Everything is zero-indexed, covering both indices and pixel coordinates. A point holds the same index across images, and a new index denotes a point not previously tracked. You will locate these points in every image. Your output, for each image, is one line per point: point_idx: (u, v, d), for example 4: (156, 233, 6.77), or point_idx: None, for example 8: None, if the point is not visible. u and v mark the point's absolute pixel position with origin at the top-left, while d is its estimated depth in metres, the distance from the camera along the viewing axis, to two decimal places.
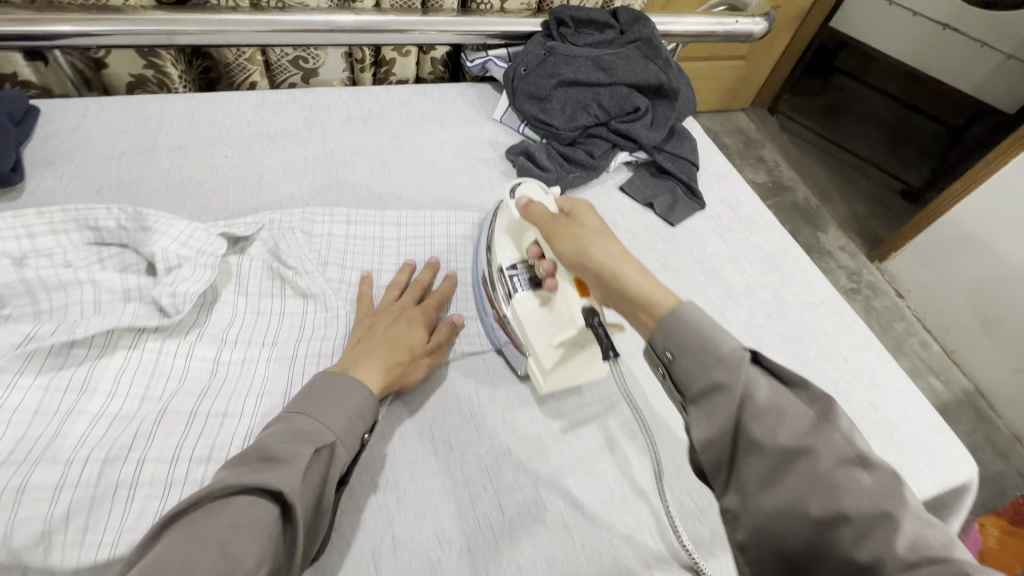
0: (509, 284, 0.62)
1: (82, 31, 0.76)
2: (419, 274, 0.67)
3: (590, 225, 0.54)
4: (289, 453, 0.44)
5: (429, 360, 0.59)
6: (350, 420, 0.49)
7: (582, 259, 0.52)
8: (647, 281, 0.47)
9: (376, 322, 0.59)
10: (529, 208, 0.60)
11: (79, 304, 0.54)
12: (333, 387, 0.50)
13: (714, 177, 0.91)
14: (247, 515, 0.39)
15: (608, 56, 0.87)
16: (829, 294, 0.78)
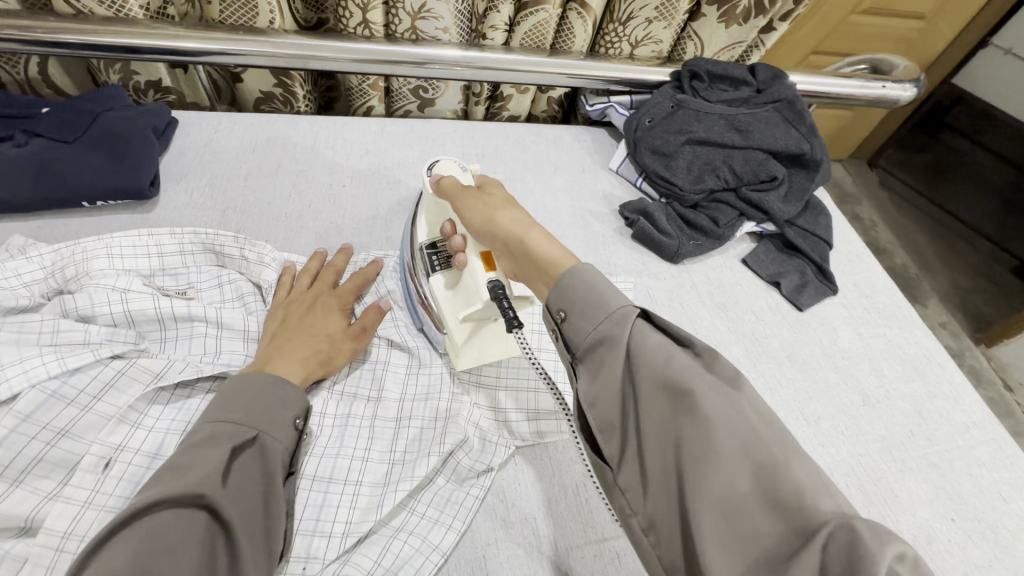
0: (426, 264, 0.58)
1: (227, 50, 0.78)
2: (333, 259, 0.65)
3: (498, 192, 0.56)
4: (199, 458, 0.40)
5: (353, 344, 0.57)
6: (276, 410, 0.46)
7: (497, 228, 0.52)
8: (546, 243, 0.49)
9: (289, 314, 0.57)
10: (443, 187, 0.58)
11: (202, 341, 0.54)
12: (246, 387, 0.46)
13: (847, 258, 0.83)
14: (175, 532, 0.36)
15: (744, 117, 0.81)
16: (982, 415, 0.68)
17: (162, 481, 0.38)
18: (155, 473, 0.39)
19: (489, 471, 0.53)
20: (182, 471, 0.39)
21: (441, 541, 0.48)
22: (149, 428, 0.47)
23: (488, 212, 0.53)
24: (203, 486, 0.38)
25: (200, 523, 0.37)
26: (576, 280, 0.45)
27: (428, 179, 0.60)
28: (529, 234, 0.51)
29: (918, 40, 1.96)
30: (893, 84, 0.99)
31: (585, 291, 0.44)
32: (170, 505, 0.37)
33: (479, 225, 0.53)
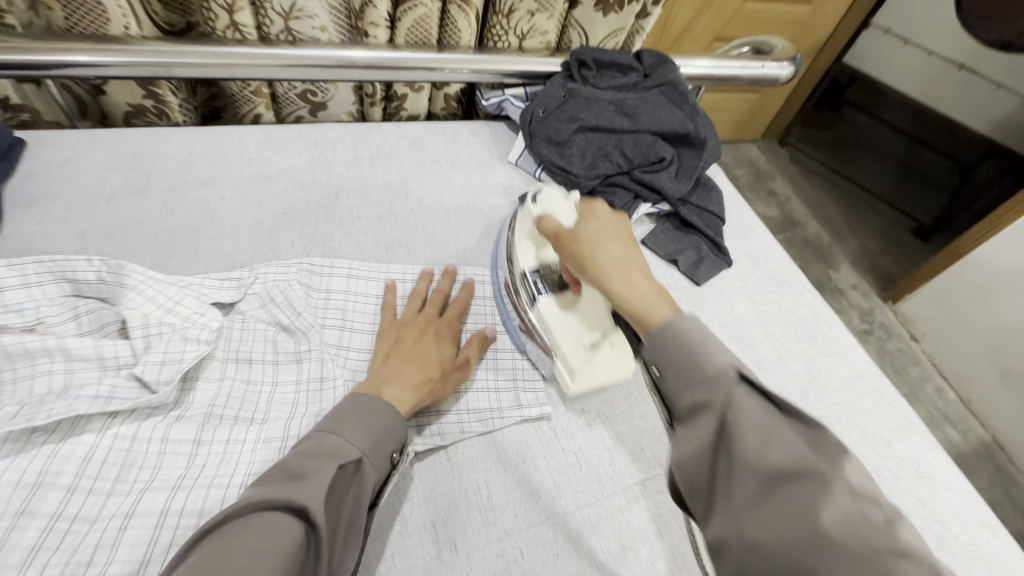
0: (532, 289, 0.61)
1: (77, 61, 0.71)
2: (437, 282, 0.66)
3: (597, 209, 0.56)
4: (313, 468, 0.42)
5: (458, 375, 0.57)
6: (377, 439, 0.47)
7: (602, 280, 0.50)
8: (644, 306, 0.46)
9: (402, 334, 0.59)
10: (542, 222, 0.58)
11: (47, 378, 0.49)
12: (358, 409, 0.48)
13: (740, 230, 0.86)
14: (268, 533, 0.36)
15: (632, 102, 0.82)
16: (866, 366, 0.72)
17: (274, 485, 0.40)
18: (276, 473, 0.41)
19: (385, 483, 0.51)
20: (297, 475, 0.41)
21: None
22: None
23: (584, 249, 0.52)
24: (311, 498, 0.39)
25: (294, 532, 0.37)
26: (672, 333, 0.42)
27: (531, 206, 0.63)
28: (618, 274, 0.49)
29: (807, 24, 2.09)
30: (772, 63, 1.05)
31: (688, 348, 0.41)
32: (272, 510, 0.37)
33: (585, 266, 0.52)
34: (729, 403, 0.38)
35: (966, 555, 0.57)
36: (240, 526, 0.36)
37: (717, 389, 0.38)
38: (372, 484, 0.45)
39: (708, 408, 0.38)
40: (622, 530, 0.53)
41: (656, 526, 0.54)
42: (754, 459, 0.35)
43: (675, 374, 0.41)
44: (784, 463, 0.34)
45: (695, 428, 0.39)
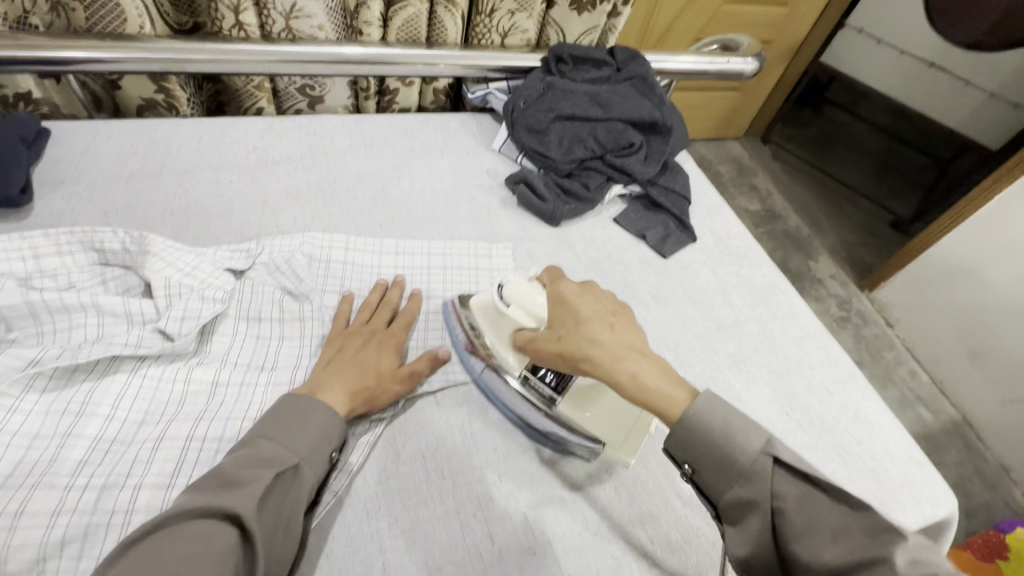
0: (536, 395, 0.60)
1: (96, 56, 0.78)
2: (390, 292, 0.68)
3: (580, 300, 0.55)
4: (251, 476, 0.45)
5: (398, 385, 0.59)
6: (315, 441, 0.50)
7: (592, 353, 0.51)
8: (654, 395, 0.49)
9: (346, 343, 0.61)
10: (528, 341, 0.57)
11: (83, 329, 0.55)
12: (303, 412, 0.52)
13: (706, 210, 0.94)
14: (205, 543, 0.39)
15: (604, 93, 0.90)
16: (815, 328, 0.80)
17: (209, 491, 0.43)
18: (210, 479, 0.44)
19: (382, 420, 0.59)
20: (231, 483, 0.44)
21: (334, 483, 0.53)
22: (27, 412, 0.48)
23: (589, 366, 0.50)
24: (242, 504, 0.42)
25: (228, 537, 0.41)
26: (652, 376, 0.50)
27: (502, 304, 0.60)
28: (608, 332, 0.52)
29: (784, 24, 2.18)
30: (738, 59, 1.13)
31: (660, 374, 0.50)
32: (208, 516, 0.41)
33: (573, 341, 0.52)
34: (696, 430, 0.48)
35: (897, 487, 0.65)
36: (170, 534, 0.40)
37: (688, 422, 0.48)
38: (309, 487, 0.49)
39: (682, 440, 0.49)
40: (590, 462, 0.60)
41: (621, 459, 0.61)
42: (722, 468, 0.48)
43: (709, 469, 0.48)
44: (769, 492, 0.45)
45: (746, 523, 0.47)
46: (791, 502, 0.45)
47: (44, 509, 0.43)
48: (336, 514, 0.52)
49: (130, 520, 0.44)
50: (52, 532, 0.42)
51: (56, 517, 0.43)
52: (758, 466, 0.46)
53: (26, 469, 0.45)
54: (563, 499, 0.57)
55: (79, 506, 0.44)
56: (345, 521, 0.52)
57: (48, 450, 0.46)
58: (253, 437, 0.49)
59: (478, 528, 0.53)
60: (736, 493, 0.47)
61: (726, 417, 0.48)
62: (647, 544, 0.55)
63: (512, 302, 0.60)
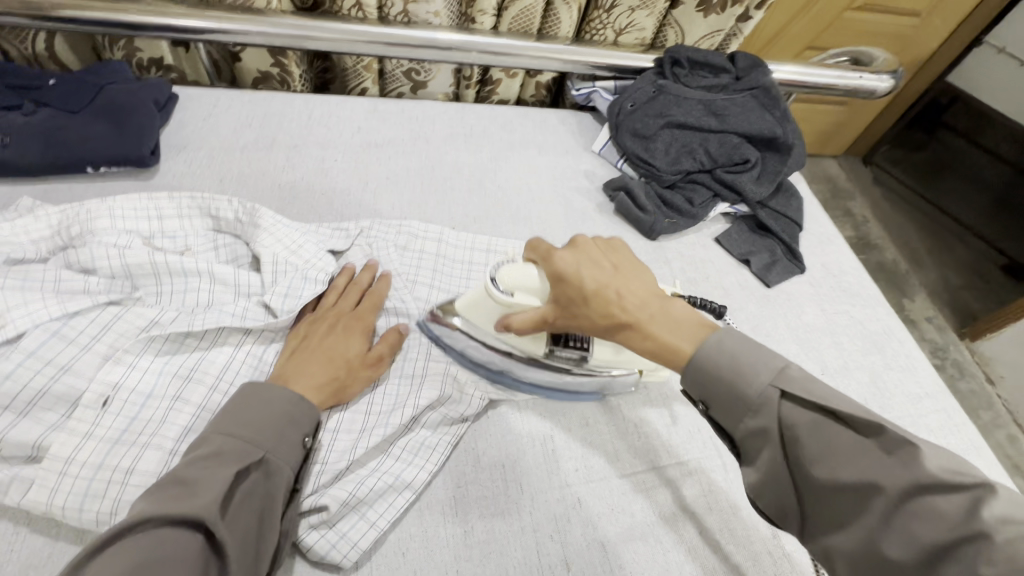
0: (567, 362, 0.58)
1: (226, 28, 0.81)
2: (357, 275, 0.64)
3: (580, 270, 0.50)
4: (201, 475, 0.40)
5: (368, 372, 0.56)
6: (279, 430, 0.46)
7: (609, 306, 0.48)
8: (673, 325, 0.47)
9: (310, 331, 0.57)
10: (510, 326, 0.54)
11: (196, 294, 0.57)
12: (261, 397, 0.47)
13: (817, 240, 0.86)
14: (169, 547, 0.36)
15: (721, 103, 0.84)
16: (936, 387, 0.72)
17: (161, 497, 0.38)
18: (162, 481, 0.39)
19: (463, 420, 0.57)
20: (182, 485, 0.39)
21: (413, 480, 0.52)
22: (144, 369, 0.50)
23: (612, 302, 0.48)
24: (203, 506, 0.38)
25: (193, 541, 0.37)
26: (710, 352, 0.44)
27: (496, 290, 0.55)
28: (620, 286, 0.49)
29: (911, 37, 1.98)
30: (872, 75, 1.03)
31: (732, 357, 0.44)
32: (167, 520, 0.36)
33: (602, 325, 0.49)
34: (787, 428, 0.41)
35: None
36: (135, 539, 0.35)
37: (767, 418, 0.42)
38: (280, 479, 0.45)
39: (765, 437, 0.42)
40: (674, 500, 0.56)
41: (707, 501, 0.57)
42: (824, 476, 0.39)
43: (719, 401, 0.44)
44: (858, 473, 0.38)
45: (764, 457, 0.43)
46: (919, 485, 0.35)
47: (150, 470, 0.46)
48: (413, 512, 0.51)
49: None
50: None
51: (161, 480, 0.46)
52: (860, 452, 0.38)
53: (139, 427, 0.48)
54: (644, 536, 0.53)
55: None
56: (422, 522, 0.51)
57: (159, 410, 0.49)
58: (210, 431, 0.44)
59: (553, 551, 0.51)
60: (848, 506, 0.38)
61: (829, 413, 0.40)
62: None
63: (511, 289, 0.55)
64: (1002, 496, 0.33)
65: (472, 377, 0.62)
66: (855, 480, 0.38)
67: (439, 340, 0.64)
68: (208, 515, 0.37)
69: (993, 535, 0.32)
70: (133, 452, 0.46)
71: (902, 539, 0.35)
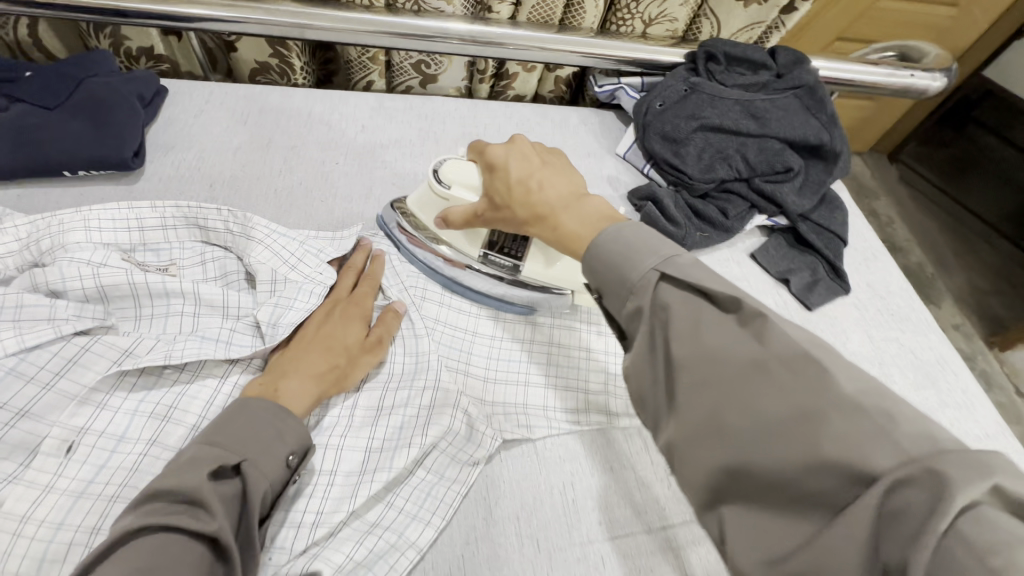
0: (497, 269, 0.62)
1: (219, 16, 0.74)
2: (351, 257, 0.61)
3: (510, 162, 0.54)
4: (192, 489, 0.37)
5: (369, 356, 0.53)
6: (269, 442, 0.42)
7: (530, 195, 0.51)
8: (579, 214, 0.48)
9: (302, 325, 0.54)
10: (447, 219, 0.58)
11: (179, 318, 0.51)
12: (250, 414, 0.43)
13: (862, 256, 0.79)
14: (178, 555, 0.34)
15: (761, 103, 0.76)
16: (997, 427, 0.65)
17: (154, 510, 0.36)
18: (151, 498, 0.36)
19: (475, 464, 0.51)
20: (174, 498, 0.36)
21: (418, 537, 0.46)
22: (116, 409, 0.45)
23: (528, 180, 0.52)
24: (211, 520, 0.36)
25: (195, 554, 0.35)
26: (662, 289, 0.39)
27: (439, 187, 0.59)
28: (541, 178, 0.52)
29: (949, 29, 1.87)
30: (923, 74, 0.94)
31: (628, 243, 0.42)
32: (168, 530, 0.35)
33: (512, 213, 0.52)
34: (717, 352, 0.35)
35: None
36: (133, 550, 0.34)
37: (686, 336, 0.37)
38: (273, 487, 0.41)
39: (641, 320, 0.39)
40: (709, 560, 0.50)
41: None
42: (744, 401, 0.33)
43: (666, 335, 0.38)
44: (850, 447, 0.29)
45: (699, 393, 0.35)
46: (814, 412, 0.30)
47: None
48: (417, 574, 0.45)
49: None
50: None
51: None
52: (778, 379, 0.33)
53: (108, 477, 0.42)
54: None
55: None
56: None
57: (132, 457, 0.43)
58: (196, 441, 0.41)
59: None
60: (755, 436, 0.32)
61: (756, 334, 0.35)
62: None
63: (450, 182, 0.59)
64: (984, 490, 0.25)
65: (485, 411, 0.55)
66: (779, 407, 0.32)
67: (448, 366, 0.57)
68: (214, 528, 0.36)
69: (888, 480, 0.27)
70: (101, 509, 0.40)
71: (855, 515, 0.27)
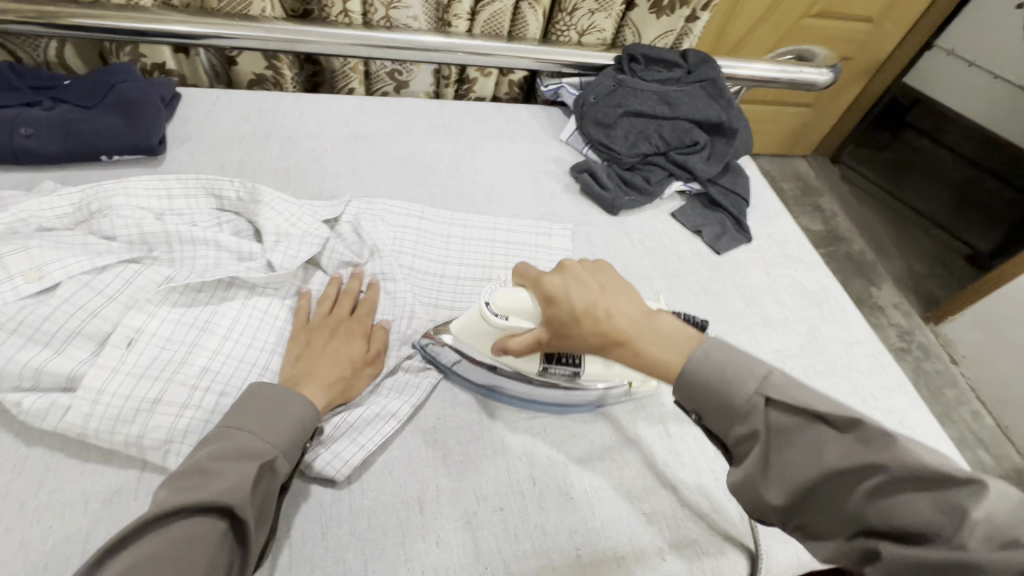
0: (554, 378, 0.60)
1: (224, 33, 0.89)
2: (348, 283, 0.68)
3: (571, 292, 0.51)
4: (221, 468, 0.44)
5: (371, 369, 0.61)
6: (292, 435, 0.50)
7: (599, 324, 0.49)
8: (661, 338, 0.47)
9: (311, 339, 0.60)
10: (504, 347, 0.54)
11: (204, 259, 0.65)
12: (273, 403, 0.51)
13: (763, 214, 0.96)
14: (200, 528, 0.40)
15: (673, 93, 0.93)
16: (867, 335, 0.81)
17: (184, 489, 0.41)
18: (185, 471, 0.43)
19: (442, 364, 0.65)
20: (209, 475, 0.43)
21: (399, 412, 0.59)
22: (164, 317, 0.58)
23: (595, 329, 0.49)
24: (234, 496, 0.42)
25: (218, 529, 0.40)
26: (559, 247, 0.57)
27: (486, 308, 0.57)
28: (608, 303, 0.49)
29: (866, 41, 2.11)
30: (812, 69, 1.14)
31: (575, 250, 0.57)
32: (199, 510, 0.40)
33: (577, 335, 0.50)
34: None
35: None
36: (160, 528, 0.39)
37: None
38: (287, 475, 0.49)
39: (754, 439, 0.41)
40: (628, 428, 0.64)
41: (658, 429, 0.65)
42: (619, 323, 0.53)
43: None
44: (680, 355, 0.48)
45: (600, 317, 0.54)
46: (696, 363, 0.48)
47: (173, 400, 0.53)
48: (400, 439, 0.59)
49: None
50: (179, 420, 0.52)
51: (183, 408, 0.53)
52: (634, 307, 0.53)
53: (162, 364, 0.54)
54: (602, 457, 0.61)
55: (200, 404, 0.53)
56: (407, 446, 0.58)
57: (178, 352, 0.56)
58: (225, 428, 0.48)
59: (522, 470, 0.58)
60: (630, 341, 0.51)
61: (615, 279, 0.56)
62: (679, 506, 0.59)
63: (501, 309, 0.56)
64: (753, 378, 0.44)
65: None
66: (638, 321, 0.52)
67: (421, 300, 0.71)
68: (238, 503, 0.42)
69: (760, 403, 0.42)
70: (161, 385, 0.53)
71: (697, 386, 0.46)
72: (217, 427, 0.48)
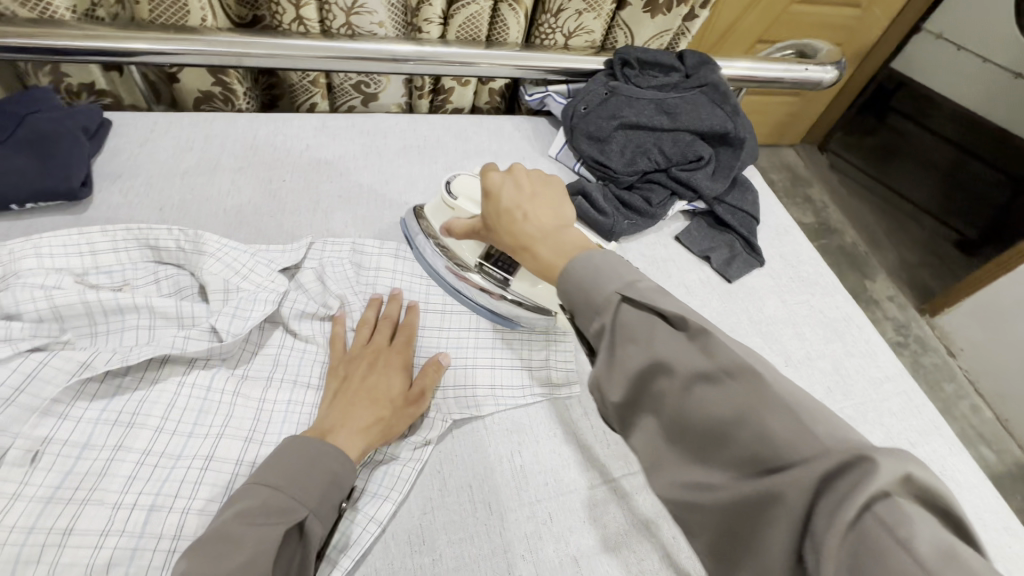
0: (489, 277, 0.66)
1: (157, 49, 0.77)
2: (387, 308, 0.63)
3: (503, 191, 0.54)
4: (244, 537, 0.40)
5: (412, 408, 0.55)
6: (325, 490, 0.46)
7: (514, 227, 0.53)
8: (559, 247, 0.49)
9: (349, 372, 0.56)
10: (450, 229, 0.61)
11: (135, 331, 0.55)
12: (307, 456, 0.46)
13: (774, 231, 0.88)
14: None
15: (672, 101, 0.84)
16: (896, 369, 0.73)
17: (207, 562, 0.38)
18: (207, 541, 0.39)
19: (426, 444, 0.55)
20: (231, 543, 0.40)
21: (377, 512, 0.50)
22: (77, 419, 0.48)
23: (512, 217, 0.53)
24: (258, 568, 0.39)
25: None
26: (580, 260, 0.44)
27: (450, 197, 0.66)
28: (529, 209, 0.53)
29: (855, 28, 2.04)
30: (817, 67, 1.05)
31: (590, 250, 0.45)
32: None
33: (498, 231, 0.54)
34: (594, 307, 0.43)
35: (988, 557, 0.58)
36: None
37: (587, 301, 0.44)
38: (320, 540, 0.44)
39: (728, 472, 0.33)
40: (645, 506, 0.55)
41: None
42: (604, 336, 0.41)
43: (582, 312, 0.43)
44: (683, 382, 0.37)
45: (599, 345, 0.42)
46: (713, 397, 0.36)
47: (91, 527, 0.43)
48: (380, 544, 0.49)
49: (176, 545, 0.44)
50: (99, 553, 0.42)
51: (104, 537, 0.42)
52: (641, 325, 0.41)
53: (77, 481, 0.45)
54: (618, 546, 0.52)
55: (126, 528, 0.43)
56: (389, 552, 0.49)
57: (97, 461, 0.46)
58: (248, 486, 0.44)
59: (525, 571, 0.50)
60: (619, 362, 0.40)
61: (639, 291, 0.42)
62: None
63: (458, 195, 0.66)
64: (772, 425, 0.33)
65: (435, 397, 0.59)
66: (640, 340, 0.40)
67: None
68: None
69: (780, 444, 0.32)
70: (71, 511, 0.43)
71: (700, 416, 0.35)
72: (239, 488, 0.44)
